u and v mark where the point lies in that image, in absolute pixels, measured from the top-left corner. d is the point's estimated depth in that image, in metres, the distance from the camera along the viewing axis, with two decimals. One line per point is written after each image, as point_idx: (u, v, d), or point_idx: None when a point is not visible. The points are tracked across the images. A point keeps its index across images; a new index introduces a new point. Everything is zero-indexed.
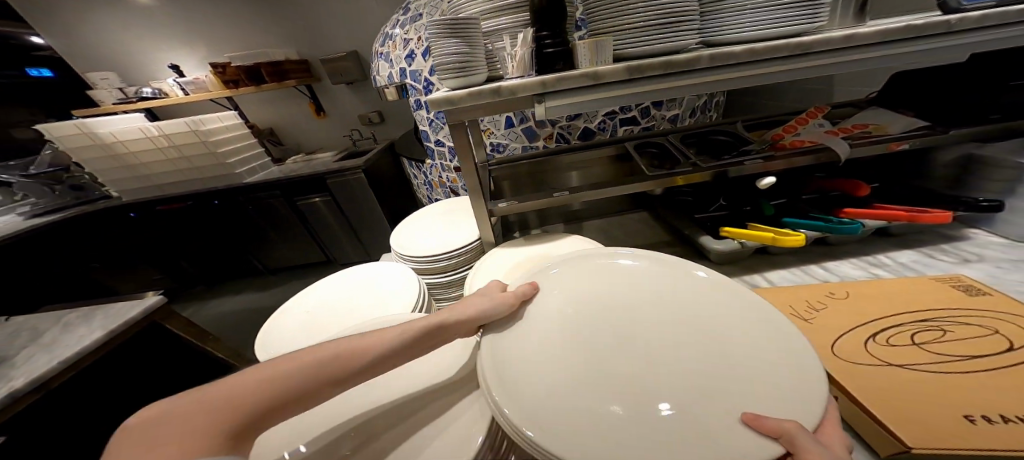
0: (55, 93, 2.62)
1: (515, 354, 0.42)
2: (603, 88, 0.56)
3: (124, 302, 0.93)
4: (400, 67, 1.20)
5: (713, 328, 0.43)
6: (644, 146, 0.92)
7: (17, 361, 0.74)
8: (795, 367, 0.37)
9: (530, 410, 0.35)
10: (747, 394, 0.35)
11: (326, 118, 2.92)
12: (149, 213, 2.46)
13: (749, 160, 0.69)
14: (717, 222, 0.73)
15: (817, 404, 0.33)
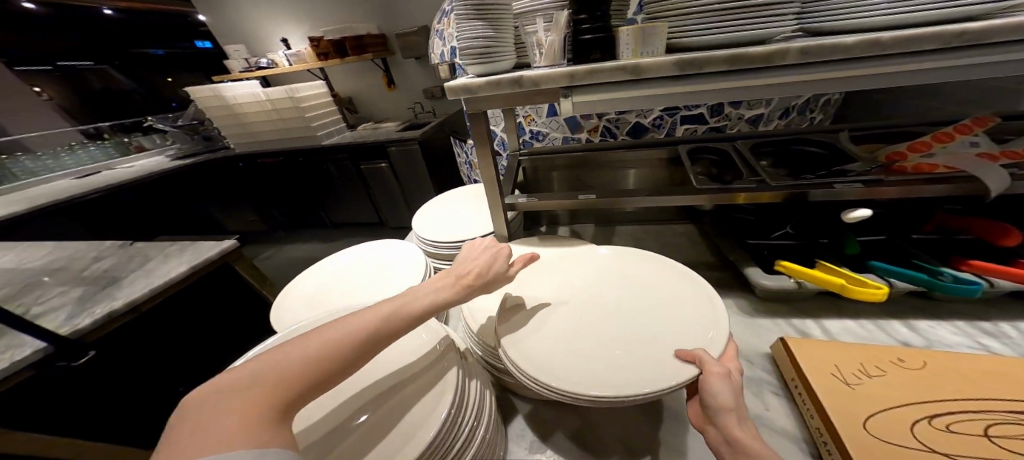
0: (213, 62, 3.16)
1: (514, 311, 0.50)
2: (644, 85, 0.46)
3: (208, 243, 1.15)
4: (451, 46, 1.18)
5: (665, 298, 0.49)
6: (700, 152, 0.79)
7: (125, 283, 0.97)
8: (717, 316, 0.44)
9: (529, 354, 0.42)
10: (688, 340, 0.41)
11: (396, 91, 3.08)
12: (252, 164, 2.87)
13: (843, 182, 0.53)
14: (778, 253, 0.59)
15: (720, 335, 0.41)
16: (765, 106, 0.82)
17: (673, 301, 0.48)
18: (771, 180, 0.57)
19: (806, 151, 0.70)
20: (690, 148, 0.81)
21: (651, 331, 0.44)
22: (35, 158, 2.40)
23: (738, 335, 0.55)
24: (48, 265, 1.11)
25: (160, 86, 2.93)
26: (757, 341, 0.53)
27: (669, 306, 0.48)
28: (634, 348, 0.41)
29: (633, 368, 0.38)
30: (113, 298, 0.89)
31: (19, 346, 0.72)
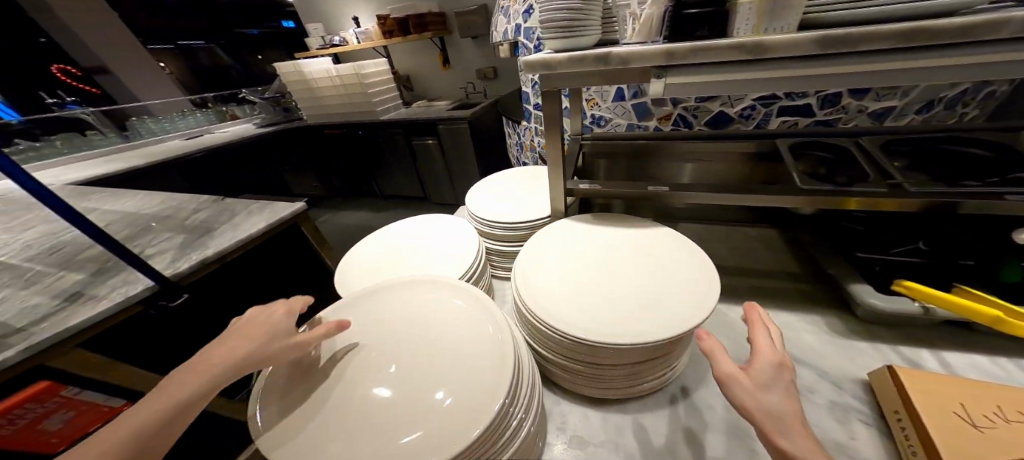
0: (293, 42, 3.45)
1: (531, 270, 0.55)
2: (763, 66, 0.40)
3: (282, 204, 1.27)
4: (516, 24, 1.15)
5: (671, 268, 0.52)
6: (808, 149, 0.67)
7: (216, 233, 1.11)
8: (714, 283, 0.47)
9: (548, 308, 0.47)
10: (685, 302, 0.45)
11: (450, 70, 3.12)
12: (319, 135, 3.12)
13: (1012, 194, 0.43)
14: (893, 272, 0.50)
15: (715, 299, 0.44)
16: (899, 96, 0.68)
17: (671, 269, 0.52)
18: (909, 186, 0.48)
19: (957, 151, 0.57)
20: (793, 143, 0.70)
21: (649, 291, 0.48)
22: (156, 121, 2.72)
23: (825, 356, 0.48)
24: (159, 212, 1.30)
25: (256, 66, 3.27)
26: (850, 367, 0.46)
27: (656, 267, 0.53)
28: (639, 307, 0.46)
29: (644, 324, 0.43)
30: (206, 247, 1.02)
31: (131, 283, 0.83)
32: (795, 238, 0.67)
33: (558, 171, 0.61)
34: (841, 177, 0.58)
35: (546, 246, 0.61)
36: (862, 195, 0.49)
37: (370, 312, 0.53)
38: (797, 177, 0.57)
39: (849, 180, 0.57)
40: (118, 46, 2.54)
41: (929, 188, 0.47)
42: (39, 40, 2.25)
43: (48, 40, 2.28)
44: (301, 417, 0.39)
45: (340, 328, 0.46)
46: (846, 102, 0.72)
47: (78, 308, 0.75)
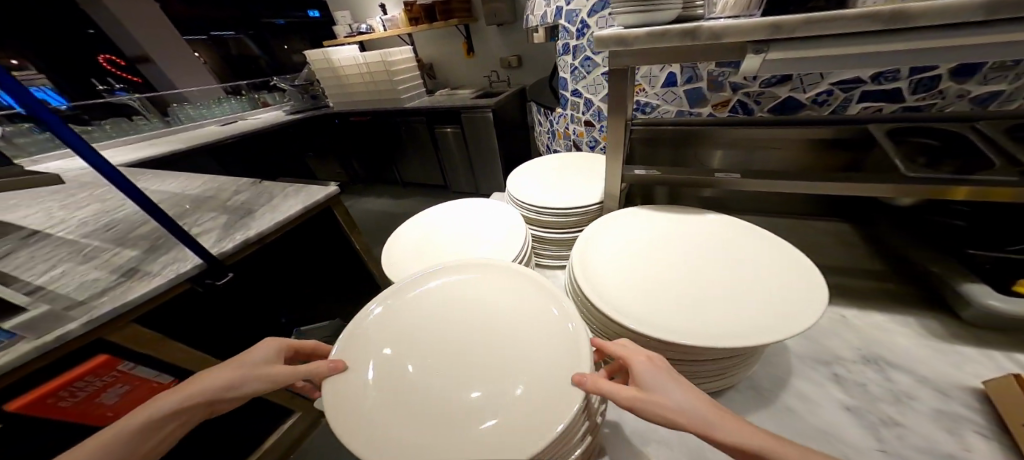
0: (317, 31, 3.51)
1: (590, 254, 0.52)
2: (899, 39, 0.32)
3: (316, 188, 1.28)
4: (556, 5, 1.10)
5: (756, 268, 0.46)
6: (909, 134, 0.60)
7: (257, 214, 1.13)
8: (811, 291, 0.40)
9: (606, 295, 0.45)
10: (770, 309, 0.39)
11: (474, 59, 3.07)
12: (345, 122, 3.16)
13: None
14: None
15: (811, 308, 0.38)
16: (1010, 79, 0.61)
17: (756, 270, 0.45)
18: None
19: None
20: (893, 127, 0.63)
21: (724, 287, 0.44)
22: (195, 107, 2.80)
23: (923, 360, 0.43)
24: (202, 193, 1.34)
25: (280, 54, 3.30)
26: (956, 373, 0.41)
27: (730, 261, 0.48)
28: (710, 307, 0.41)
29: (726, 322, 0.39)
30: (249, 228, 1.04)
31: (181, 262, 0.83)
32: (878, 232, 0.61)
33: (616, 158, 0.58)
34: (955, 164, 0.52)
35: (607, 232, 0.57)
36: (975, 184, 0.44)
37: (429, 299, 0.50)
38: (901, 161, 0.53)
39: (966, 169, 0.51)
40: (157, 34, 2.57)
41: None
42: (89, 31, 2.31)
43: (97, 31, 2.33)
44: (365, 400, 0.38)
45: (337, 369, 0.41)
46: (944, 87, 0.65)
47: (133, 284, 0.75)
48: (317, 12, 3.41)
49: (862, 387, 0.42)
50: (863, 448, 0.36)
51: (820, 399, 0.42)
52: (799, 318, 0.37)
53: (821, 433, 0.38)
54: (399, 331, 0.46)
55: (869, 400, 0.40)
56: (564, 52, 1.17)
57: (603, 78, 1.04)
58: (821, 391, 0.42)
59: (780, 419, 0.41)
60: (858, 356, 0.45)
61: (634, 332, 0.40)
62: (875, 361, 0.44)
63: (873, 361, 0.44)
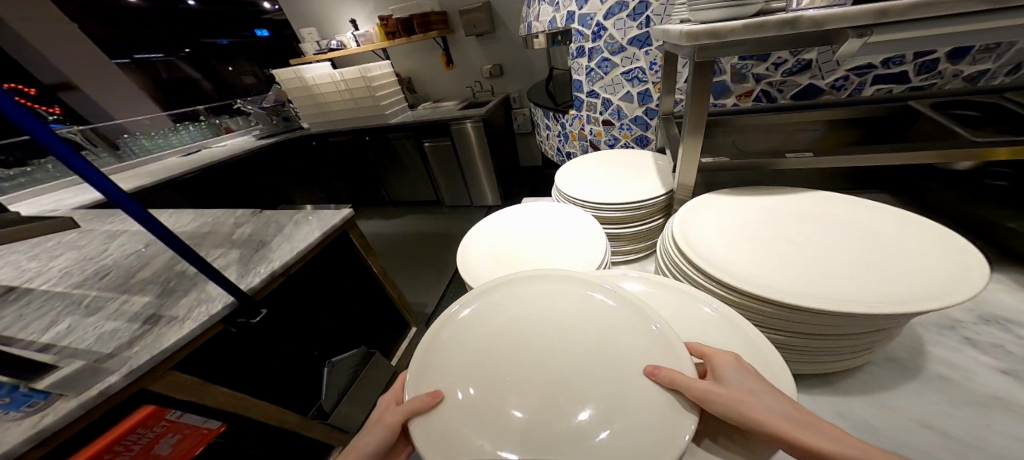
0: (267, 51, 3.10)
1: (697, 234, 0.51)
2: (974, 22, 0.39)
3: (328, 211, 1.21)
4: (567, 10, 1.10)
5: (883, 236, 0.44)
6: (952, 109, 0.69)
7: (275, 245, 1.04)
8: (958, 254, 0.38)
9: (730, 269, 0.44)
10: (922, 274, 0.37)
11: (454, 70, 3.03)
12: (324, 143, 2.99)
13: None
14: None
15: (971, 272, 0.36)
16: (994, 59, 0.71)
17: (886, 237, 0.44)
18: None
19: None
20: (933, 103, 0.72)
21: (869, 255, 0.42)
22: (150, 137, 2.47)
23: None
24: (197, 231, 1.22)
25: (226, 75, 2.87)
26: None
27: (860, 229, 0.46)
28: (851, 276, 0.39)
29: (884, 288, 0.37)
30: (271, 259, 0.96)
31: (210, 300, 0.75)
32: (925, 197, 0.66)
33: (694, 146, 0.60)
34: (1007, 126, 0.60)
35: (705, 212, 0.56)
36: (1007, 144, 0.51)
37: (499, 302, 0.43)
38: (962, 129, 0.60)
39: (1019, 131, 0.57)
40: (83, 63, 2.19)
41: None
42: None
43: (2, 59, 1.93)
44: (463, 433, 0.31)
45: (437, 397, 0.34)
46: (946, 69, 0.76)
47: (162, 331, 0.67)
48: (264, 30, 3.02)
49: (1003, 350, 0.43)
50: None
51: (970, 366, 0.43)
52: (974, 277, 0.35)
53: (991, 399, 0.39)
54: (473, 347, 0.38)
55: (1017, 360, 0.42)
56: (577, 55, 1.19)
57: (622, 78, 1.07)
58: (965, 356, 0.44)
59: (942, 389, 0.42)
60: (977, 317, 0.48)
61: (775, 304, 0.39)
62: (998, 321, 0.47)
63: (996, 322, 0.47)
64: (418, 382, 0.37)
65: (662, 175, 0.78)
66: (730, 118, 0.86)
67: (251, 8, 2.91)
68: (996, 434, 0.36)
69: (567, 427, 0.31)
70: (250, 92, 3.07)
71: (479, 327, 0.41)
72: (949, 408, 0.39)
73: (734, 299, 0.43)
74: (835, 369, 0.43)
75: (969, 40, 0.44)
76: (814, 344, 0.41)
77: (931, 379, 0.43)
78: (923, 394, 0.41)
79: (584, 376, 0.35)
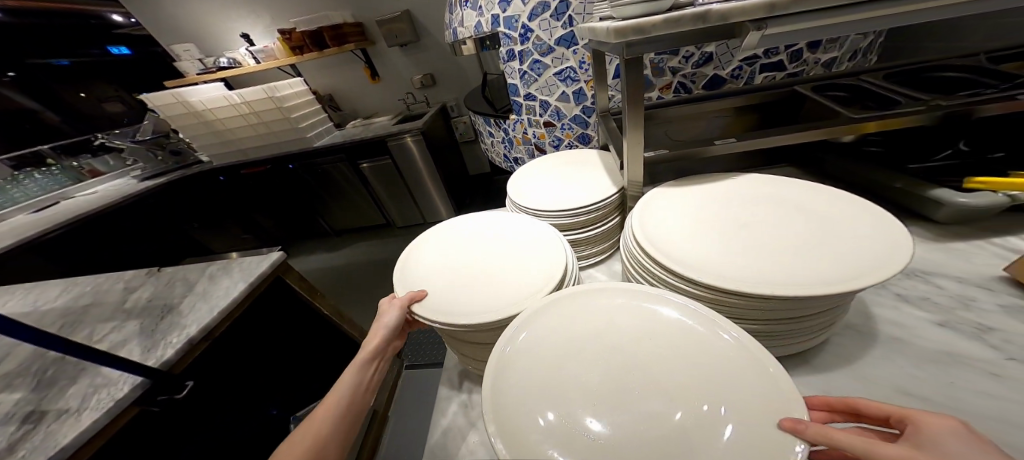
0: (131, 73, 2.56)
1: (653, 227, 0.52)
2: (841, 12, 0.45)
3: (252, 256, 1.03)
4: (492, 14, 1.08)
5: (819, 212, 0.49)
6: (828, 89, 0.79)
7: (184, 307, 0.85)
8: (883, 227, 0.42)
9: (689, 260, 0.46)
10: (857, 250, 0.41)
11: (381, 83, 2.86)
12: (236, 176, 2.59)
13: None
14: (950, 173, 0.55)
15: (900, 245, 0.39)
16: (839, 48, 0.89)
17: (826, 217, 0.47)
18: (938, 100, 0.58)
19: (949, 76, 0.68)
20: (814, 86, 0.82)
21: (807, 232, 0.46)
22: None
23: (948, 262, 0.51)
24: (69, 305, 0.95)
25: (80, 105, 2.33)
26: (977, 267, 0.49)
27: (792, 206, 0.51)
28: (796, 259, 0.42)
29: (824, 270, 0.39)
30: (185, 324, 0.79)
31: (111, 382, 0.65)
32: (825, 168, 0.74)
33: (637, 139, 0.61)
34: (872, 103, 0.70)
35: (659, 204, 0.57)
36: (876, 118, 0.59)
37: (437, 248, 0.67)
38: (839, 107, 0.69)
39: (882, 107, 0.67)
40: None
41: (953, 101, 0.57)
42: None
43: None
44: (442, 301, 0.53)
45: (421, 294, 0.54)
46: (809, 58, 0.91)
47: (52, 428, 0.58)
48: (124, 48, 2.52)
49: (930, 301, 0.47)
50: (985, 356, 0.40)
51: (912, 323, 0.46)
52: (899, 243, 0.39)
53: (945, 354, 0.41)
54: (439, 267, 0.61)
55: (944, 310, 0.46)
56: (508, 58, 1.17)
57: (555, 79, 1.09)
58: (905, 313, 0.47)
59: (898, 350, 0.44)
60: (900, 272, 0.52)
61: (736, 294, 0.41)
62: (916, 273, 0.51)
63: (917, 274, 0.51)
64: (409, 289, 0.57)
65: (611, 173, 0.79)
66: (657, 111, 0.91)
67: (94, 21, 2.36)
68: (965, 392, 0.38)
69: (491, 303, 0.51)
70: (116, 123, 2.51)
71: (426, 265, 0.63)
72: (915, 370, 0.41)
73: (710, 296, 0.43)
74: (803, 348, 0.45)
75: (865, 29, 0.48)
76: (783, 328, 0.42)
77: (887, 342, 0.45)
78: (889, 359, 0.43)
79: (494, 282, 0.56)
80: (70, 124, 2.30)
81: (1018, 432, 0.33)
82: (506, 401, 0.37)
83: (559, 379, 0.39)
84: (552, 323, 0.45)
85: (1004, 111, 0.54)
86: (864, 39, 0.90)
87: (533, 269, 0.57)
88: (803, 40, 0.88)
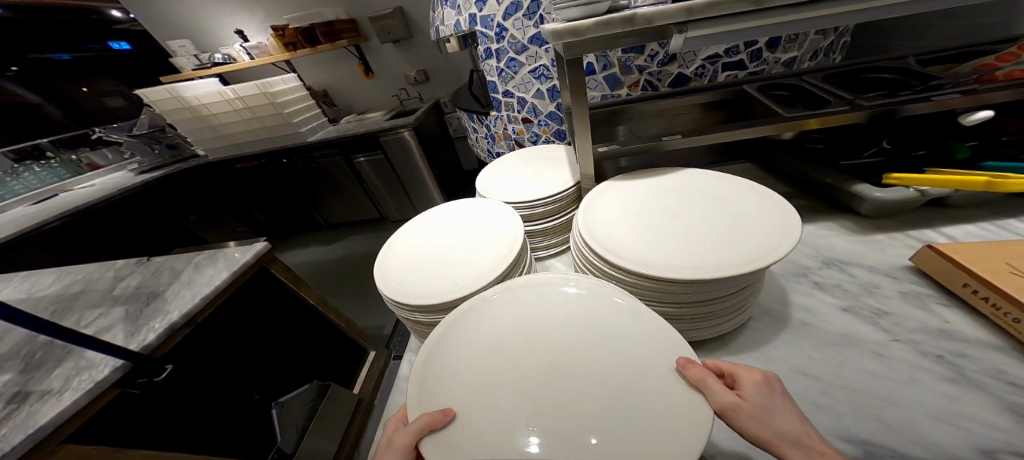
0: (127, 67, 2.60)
1: (595, 222, 0.57)
2: (760, 14, 0.49)
3: (236, 247, 1.07)
4: (469, 13, 1.11)
5: (737, 200, 0.53)
6: (772, 89, 0.84)
7: (168, 295, 0.89)
8: (786, 211, 0.47)
9: (620, 250, 0.50)
10: (765, 234, 0.45)
11: (375, 79, 2.89)
12: (231, 170, 2.64)
13: (938, 96, 0.59)
14: (871, 170, 0.63)
15: (795, 229, 0.44)
16: (798, 48, 0.93)
17: (743, 204, 0.52)
18: (864, 101, 0.64)
19: (882, 78, 0.78)
20: (761, 85, 0.87)
21: (721, 221, 0.50)
22: None
23: (865, 254, 0.56)
24: (62, 293, 1.00)
25: (84, 100, 2.40)
26: (890, 258, 0.53)
27: (715, 197, 0.56)
28: (712, 247, 0.46)
29: (734, 253, 0.44)
30: (167, 311, 0.83)
31: (92, 366, 0.70)
32: (776, 165, 0.78)
33: (586, 135, 0.65)
34: (810, 104, 0.76)
35: (605, 200, 0.62)
36: (814, 116, 0.63)
37: (411, 236, 0.70)
38: (781, 107, 0.72)
39: (817, 107, 0.73)
40: None
41: (876, 103, 0.62)
42: None
43: None
44: (413, 285, 0.56)
45: (449, 416, 0.37)
46: (768, 57, 0.95)
47: (35, 407, 0.63)
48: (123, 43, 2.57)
49: (840, 288, 0.51)
50: (877, 339, 0.44)
51: (822, 308, 0.49)
52: (791, 229, 0.44)
53: (841, 337, 0.45)
54: (411, 254, 0.64)
55: (851, 297, 0.50)
56: (487, 56, 1.20)
57: (530, 76, 1.12)
58: (818, 299, 0.51)
59: (804, 332, 0.47)
60: (821, 262, 0.56)
61: (657, 278, 0.45)
62: (835, 263, 0.55)
63: (834, 264, 0.55)
64: (383, 279, 0.59)
65: (572, 168, 0.83)
66: (633, 105, 0.92)
67: (93, 16, 2.41)
68: (851, 370, 0.41)
69: (456, 284, 0.55)
70: (114, 116, 2.56)
71: (398, 250, 0.66)
72: (814, 352, 0.44)
73: (634, 281, 0.48)
74: (723, 331, 0.49)
75: (781, 31, 0.52)
76: (701, 311, 0.47)
77: (796, 326, 0.48)
78: (793, 342, 0.46)
79: (459, 265, 0.59)
80: (73, 119, 2.36)
81: (887, 405, 0.37)
82: (445, 382, 0.42)
83: (490, 361, 0.43)
84: (497, 307, 0.49)
85: (925, 111, 0.60)
86: (821, 40, 0.93)
87: (495, 251, 0.60)
88: (761, 40, 0.93)
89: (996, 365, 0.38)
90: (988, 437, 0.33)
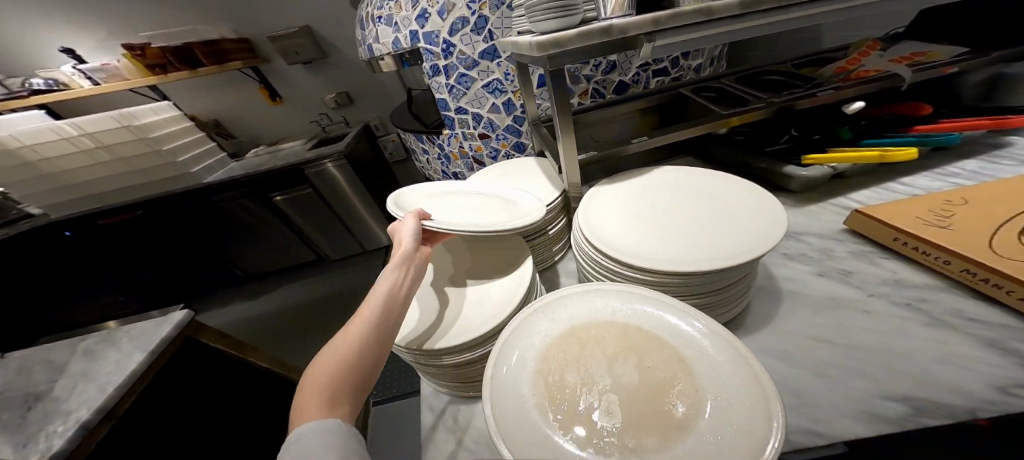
0: None
1: (598, 224, 0.56)
2: (711, 25, 0.55)
3: (146, 320, 0.79)
4: (409, 29, 1.05)
5: (722, 195, 0.59)
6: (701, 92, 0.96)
7: (48, 400, 0.63)
8: (770, 201, 0.54)
9: (632, 249, 0.50)
10: (761, 223, 0.50)
11: (284, 104, 2.57)
12: (88, 229, 2.00)
13: (822, 91, 0.75)
14: (790, 153, 0.76)
15: (780, 218, 0.49)
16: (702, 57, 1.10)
17: (729, 199, 0.58)
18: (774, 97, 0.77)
19: (773, 79, 0.96)
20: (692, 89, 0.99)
21: (716, 220, 0.54)
22: None
23: (811, 224, 0.66)
24: None
25: None
26: (830, 224, 0.64)
27: (703, 193, 0.61)
28: (710, 238, 0.50)
29: (737, 242, 0.48)
30: (64, 411, 0.60)
31: None
32: (716, 157, 0.89)
33: (569, 142, 0.65)
34: (731, 101, 0.88)
35: (599, 204, 0.61)
36: (739, 113, 0.74)
37: None
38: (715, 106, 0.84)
39: (740, 104, 0.85)
40: None
41: (784, 98, 0.76)
42: None
43: None
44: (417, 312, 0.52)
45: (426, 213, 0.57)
46: (683, 63, 1.11)
47: None
48: None
49: (806, 256, 0.60)
50: (856, 296, 0.52)
51: (801, 276, 0.57)
52: (780, 225, 0.48)
53: (830, 300, 0.52)
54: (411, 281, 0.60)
55: (816, 262, 0.59)
56: (434, 73, 1.14)
57: (484, 91, 1.11)
58: (795, 269, 0.59)
59: (798, 300, 0.54)
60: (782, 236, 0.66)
61: (672, 273, 0.46)
62: (793, 235, 0.65)
63: (792, 235, 0.65)
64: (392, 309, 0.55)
65: (550, 178, 0.83)
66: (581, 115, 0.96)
67: None
68: (850, 327, 0.48)
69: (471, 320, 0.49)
70: None
71: None
72: (815, 317, 0.51)
73: (656, 280, 0.48)
74: (726, 316, 0.52)
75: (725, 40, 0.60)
76: (710, 299, 0.49)
77: (789, 296, 0.55)
78: (794, 311, 0.52)
79: None
80: None
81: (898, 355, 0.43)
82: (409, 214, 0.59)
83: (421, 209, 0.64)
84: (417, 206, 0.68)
85: (811, 104, 0.75)
86: (716, 50, 1.12)
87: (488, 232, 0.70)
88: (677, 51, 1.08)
89: (953, 305, 0.47)
90: (987, 371, 0.40)
